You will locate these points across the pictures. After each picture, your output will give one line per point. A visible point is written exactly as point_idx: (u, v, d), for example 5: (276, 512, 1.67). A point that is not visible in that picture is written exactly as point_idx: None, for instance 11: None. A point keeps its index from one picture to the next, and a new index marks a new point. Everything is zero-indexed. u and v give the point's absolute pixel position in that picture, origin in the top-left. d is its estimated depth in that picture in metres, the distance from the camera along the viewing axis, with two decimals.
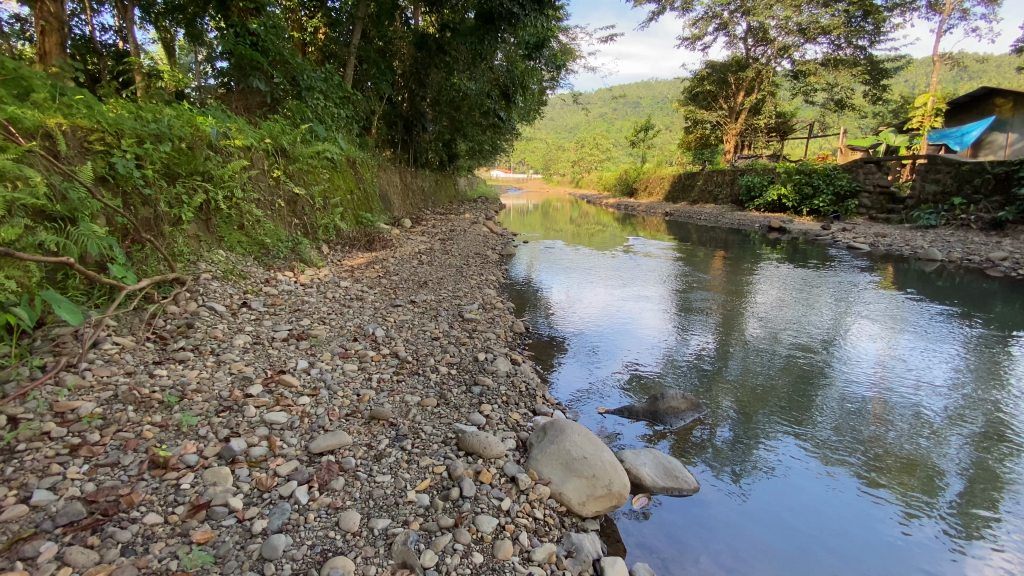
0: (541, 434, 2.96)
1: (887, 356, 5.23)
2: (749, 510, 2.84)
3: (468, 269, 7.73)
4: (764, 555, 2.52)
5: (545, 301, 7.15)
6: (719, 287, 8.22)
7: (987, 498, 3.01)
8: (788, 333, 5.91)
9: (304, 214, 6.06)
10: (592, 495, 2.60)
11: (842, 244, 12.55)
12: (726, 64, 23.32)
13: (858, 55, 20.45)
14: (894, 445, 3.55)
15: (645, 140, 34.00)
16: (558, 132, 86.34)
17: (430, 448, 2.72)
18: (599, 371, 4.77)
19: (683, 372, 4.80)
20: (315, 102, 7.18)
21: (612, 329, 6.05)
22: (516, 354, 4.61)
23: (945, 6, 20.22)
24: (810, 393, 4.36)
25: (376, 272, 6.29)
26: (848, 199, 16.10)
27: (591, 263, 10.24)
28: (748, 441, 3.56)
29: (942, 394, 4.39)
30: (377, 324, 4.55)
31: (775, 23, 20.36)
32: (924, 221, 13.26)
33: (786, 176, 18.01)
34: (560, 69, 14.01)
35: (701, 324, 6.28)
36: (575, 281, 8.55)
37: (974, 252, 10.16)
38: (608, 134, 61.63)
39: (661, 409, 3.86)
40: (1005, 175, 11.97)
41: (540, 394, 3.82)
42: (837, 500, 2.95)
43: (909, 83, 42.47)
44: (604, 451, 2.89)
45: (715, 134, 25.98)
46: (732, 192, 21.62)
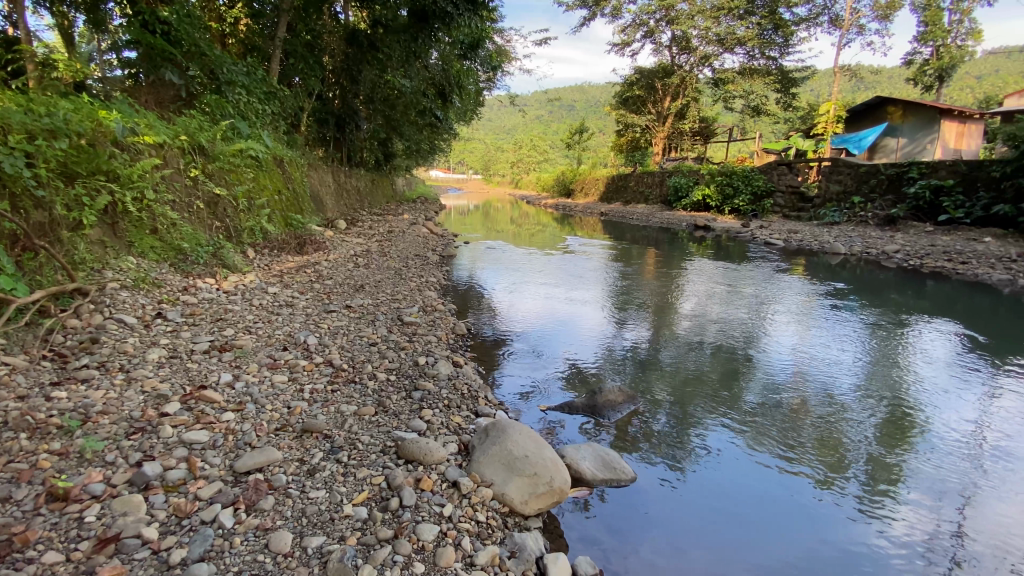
0: (483, 435, 2.94)
1: (803, 346, 5.69)
2: (684, 493, 3.00)
3: (407, 271, 7.60)
4: (697, 534, 2.67)
5: (487, 301, 7.17)
6: (653, 284, 8.62)
7: (890, 467, 3.37)
8: (714, 326, 6.31)
9: (226, 217, 5.68)
10: (534, 493, 2.62)
11: (760, 240, 13.52)
12: (653, 70, 24.29)
13: (770, 65, 22.14)
14: (811, 426, 3.89)
15: (580, 143, 34.89)
16: (495, 134, 86.79)
17: (368, 458, 2.63)
18: (542, 369, 4.85)
19: (622, 365, 5.00)
20: (236, 97, 6.79)
21: (554, 326, 6.21)
22: (457, 356, 4.56)
23: (844, 21, 22.11)
24: (737, 382, 4.67)
25: (308, 276, 6.03)
26: (764, 199, 17.38)
27: (532, 261, 10.46)
28: (682, 429, 3.77)
29: (850, 377, 4.86)
30: (309, 331, 4.34)
31: (696, 33, 21.59)
32: (830, 219, 14.52)
33: (709, 177, 19.12)
34: (497, 69, 13.84)
35: (638, 319, 6.57)
36: (517, 279, 8.71)
37: (871, 245, 11.25)
38: (544, 137, 62.79)
39: (599, 403, 3.98)
40: (896, 176, 13.36)
41: (482, 395, 3.81)
42: (761, 479, 3.18)
43: (813, 92, 46.31)
44: (545, 448, 2.90)
45: (645, 138, 27.06)
46: (661, 192, 22.69)
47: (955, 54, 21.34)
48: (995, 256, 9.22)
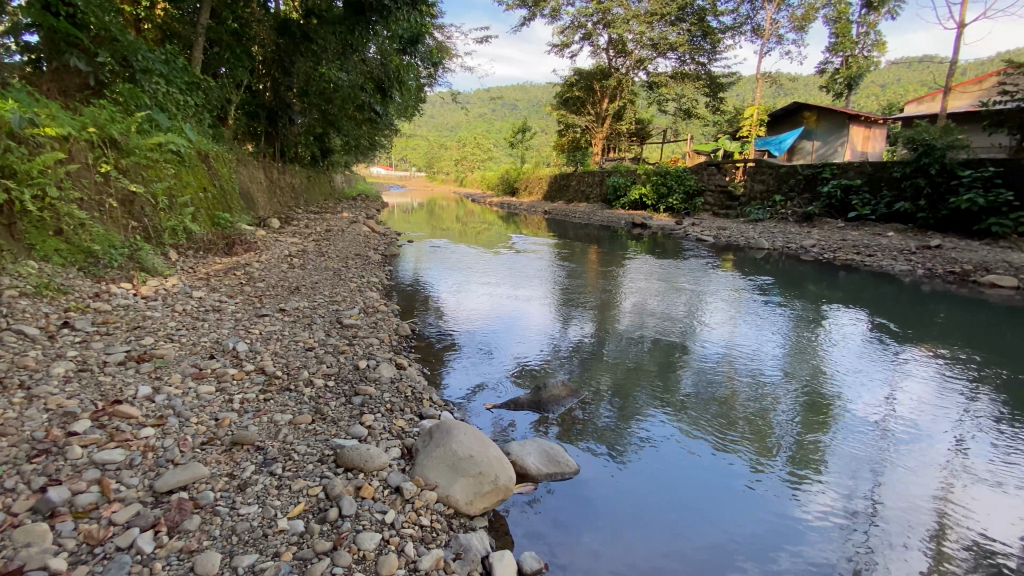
0: (427, 437, 2.90)
1: (734, 337, 6.03)
2: (626, 482, 3.11)
3: (347, 271, 7.36)
4: (639, 521, 2.77)
5: (432, 301, 7.08)
6: (595, 280, 8.84)
7: (811, 447, 3.64)
8: (652, 320, 6.56)
9: (144, 216, 5.23)
10: (479, 493, 2.61)
11: (693, 237, 14.21)
12: (592, 72, 24.92)
13: (699, 70, 23.26)
14: (742, 412, 4.13)
15: (522, 142, 35.20)
16: (437, 131, 85.78)
17: (304, 469, 2.53)
18: (490, 367, 4.85)
19: (567, 360, 5.09)
20: (154, 87, 6.31)
21: (501, 324, 6.23)
22: (400, 358, 4.48)
23: (765, 31, 23.62)
24: (674, 373, 4.88)
25: (238, 278, 5.71)
26: (696, 198, 18.27)
27: (476, 260, 10.45)
28: (625, 419, 3.90)
29: (774, 364, 5.21)
30: (239, 338, 4.11)
31: (632, 37, 22.35)
32: (755, 216, 15.49)
33: (646, 177, 19.87)
34: (438, 66, 13.63)
35: (582, 315, 6.72)
36: (462, 278, 8.68)
37: (791, 240, 12.12)
38: (487, 135, 62.81)
39: (544, 398, 4.04)
40: (812, 176, 14.46)
41: (426, 397, 3.76)
42: (697, 464, 3.35)
43: (739, 96, 49.23)
44: (490, 446, 2.90)
45: (585, 138, 27.70)
46: (601, 191, 23.32)
47: (862, 64, 23.32)
48: (896, 249, 10.19)
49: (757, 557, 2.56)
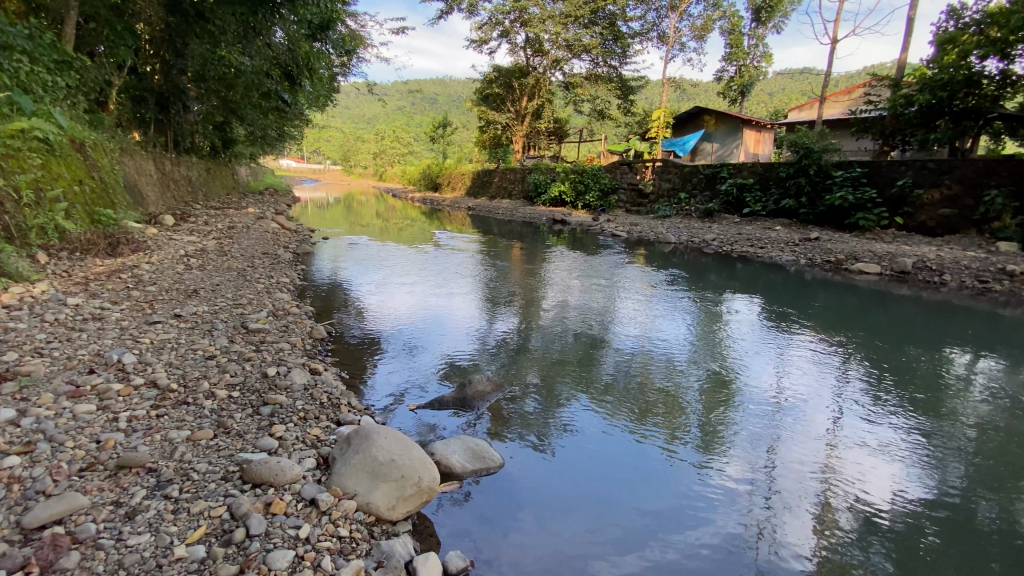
0: (345, 444, 2.78)
1: (648, 326, 6.39)
2: (552, 471, 3.20)
3: (254, 271, 6.86)
4: (563, 508, 2.86)
5: (352, 301, 6.80)
6: (519, 276, 8.95)
7: (717, 425, 3.95)
8: (573, 313, 6.78)
9: (4, 214, 4.53)
10: (401, 497, 2.56)
11: (608, 232, 14.86)
12: (510, 70, 25.14)
13: (612, 73, 24.27)
14: (657, 395, 4.40)
15: (443, 137, 34.78)
16: (352, 123, 82.35)
17: (206, 488, 2.34)
18: (415, 366, 4.76)
19: (494, 356, 5.11)
20: (13, 64, 5.45)
21: (426, 321, 6.13)
22: (315, 363, 4.26)
23: (669, 38, 25.15)
24: (595, 362, 5.08)
25: (124, 282, 5.12)
26: (610, 195, 19.10)
27: (398, 257, 10.19)
28: (551, 409, 4.01)
29: (684, 350, 5.60)
30: (126, 348, 3.70)
31: (548, 37, 22.84)
32: (663, 213, 16.49)
33: (564, 175, 20.44)
34: (352, 56, 13.08)
35: (506, 310, 6.78)
36: (383, 276, 8.42)
37: (695, 235, 13.05)
38: (405, 129, 61.34)
39: (468, 395, 4.03)
40: (711, 176, 15.64)
41: (344, 402, 3.61)
42: (618, 449, 3.52)
43: (648, 98, 52.05)
44: (412, 448, 2.84)
45: (505, 135, 27.92)
46: (523, 188, 23.67)
47: (752, 74, 25.58)
48: (783, 241, 11.30)
49: (672, 531, 2.74)
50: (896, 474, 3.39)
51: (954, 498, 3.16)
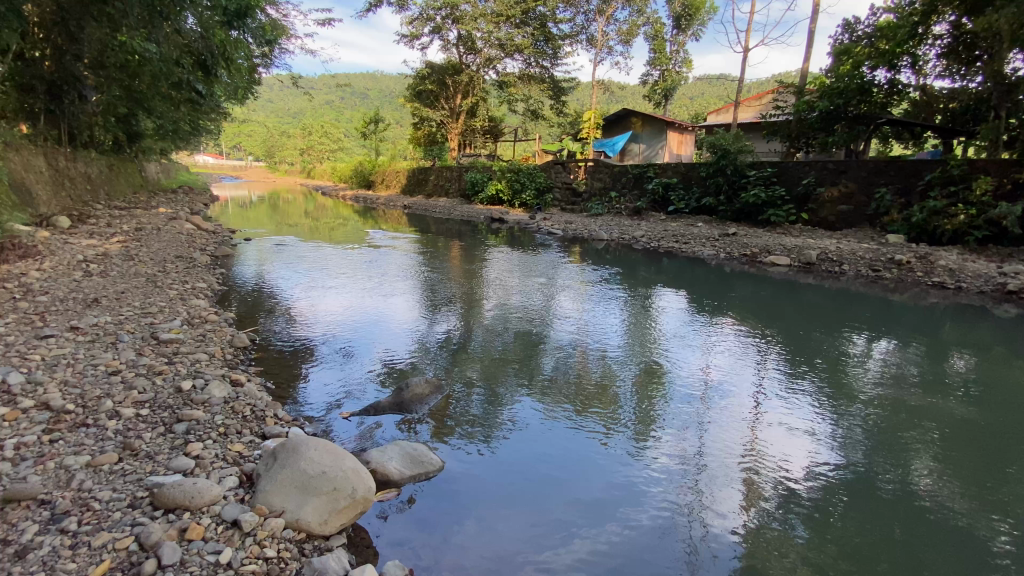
0: (271, 459, 2.63)
1: (584, 320, 6.57)
2: (495, 469, 3.21)
3: (165, 277, 6.32)
4: (507, 506, 2.87)
5: (281, 305, 6.45)
6: (457, 275, 8.88)
7: (651, 412, 4.13)
8: (513, 310, 6.83)
9: None
10: (334, 510, 2.45)
11: (544, 230, 15.10)
12: (443, 67, 24.83)
13: (544, 73, 24.62)
14: (595, 387, 4.53)
15: (375, 133, 33.76)
16: (277, 117, 78.03)
17: (110, 518, 2.13)
18: (352, 371, 4.60)
19: (433, 357, 5.03)
20: None
21: (362, 324, 5.93)
22: (236, 374, 3.99)
23: (597, 42, 25.90)
24: (535, 358, 5.15)
25: (8, 293, 4.55)
26: (545, 194, 19.40)
27: (330, 258, 9.78)
28: (493, 408, 4.01)
29: (618, 342, 5.79)
30: (10, 368, 3.28)
31: (480, 35, 22.77)
32: (596, 211, 16.98)
33: (500, 173, 20.52)
34: (274, 47, 12.36)
35: (446, 309, 6.70)
36: (315, 278, 8.06)
37: (625, 232, 13.56)
38: (335, 125, 59.03)
39: (406, 399, 3.93)
40: (638, 176, 16.30)
41: (270, 414, 3.42)
42: (559, 442, 3.57)
43: (579, 100, 53.45)
44: (345, 458, 2.72)
45: (439, 132, 27.57)
46: (459, 186, 23.50)
47: (675, 78, 26.97)
48: (705, 237, 11.99)
49: (611, 520, 2.82)
50: (808, 449, 3.69)
51: (856, 467, 3.49)
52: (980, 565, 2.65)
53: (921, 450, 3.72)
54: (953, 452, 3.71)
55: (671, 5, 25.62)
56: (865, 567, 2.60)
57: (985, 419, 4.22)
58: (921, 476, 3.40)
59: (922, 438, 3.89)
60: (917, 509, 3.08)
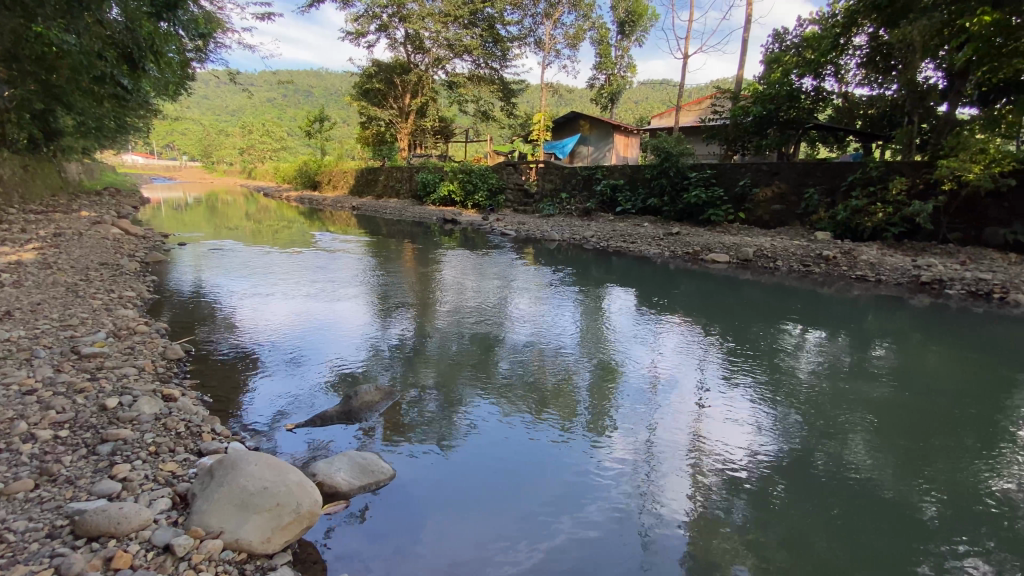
0: (208, 477, 2.50)
1: (539, 321, 6.63)
2: (452, 473, 3.19)
3: (88, 286, 5.86)
4: (464, 510, 2.86)
5: (222, 313, 6.12)
6: (409, 278, 8.75)
7: (605, 409, 4.23)
8: (468, 312, 6.80)
9: None
10: (278, 527, 2.35)
11: (497, 231, 15.13)
12: (390, 65, 24.39)
13: (493, 75, 24.66)
14: (550, 386, 4.58)
15: (320, 132, 32.70)
16: (214, 115, 74.07)
17: (25, 552, 1.97)
18: (300, 380, 4.43)
19: (386, 362, 4.92)
20: None
21: (311, 331, 5.72)
22: (170, 388, 3.76)
23: (545, 45, 26.23)
24: (491, 360, 5.15)
25: None
26: (498, 195, 19.43)
27: (275, 262, 9.39)
28: (449, 410, 3.98)
29: (572, 341, 5.89)
30: None
31: (428, 34, 22.53)
32: (547, 211, 17.18)
33: (452, 174, 20.39)
34: (208, 41, 11.72)
35: (398, 313, 6.57)
36: (259, 284, 7.70)
37: (576, 232, 13.80)
38: (278, 123, 56.77)
39: (355, 407, 3.82)
40: (588, 177, 16.63)
41: (207, 429, 3.24)
42: (515, 442, 3.59)
43: (529, 101, 53.93)
44: (289, 470, 2.61)
45: (389, 132, 27.04)
46: (410, 187, 23.15)
47: (620, 82, 27.73)
48: (652, 236, 12.38)
49: (565, 517, 2.85)
50: (752, 436, 3.88)
51: (795, 452, 3.70)
52: (905, 534, 2.88)
53: (852, 432, 3.99)
54: (880, 432, 4.02)
55: (615, 11, 26.32)
56: (805, 545, 2.76)
57: (906, 401, 4.59)
58: (852, 456, 3.65)
59: (853, 421, 4.19)
60: (849, 487, 3.30)
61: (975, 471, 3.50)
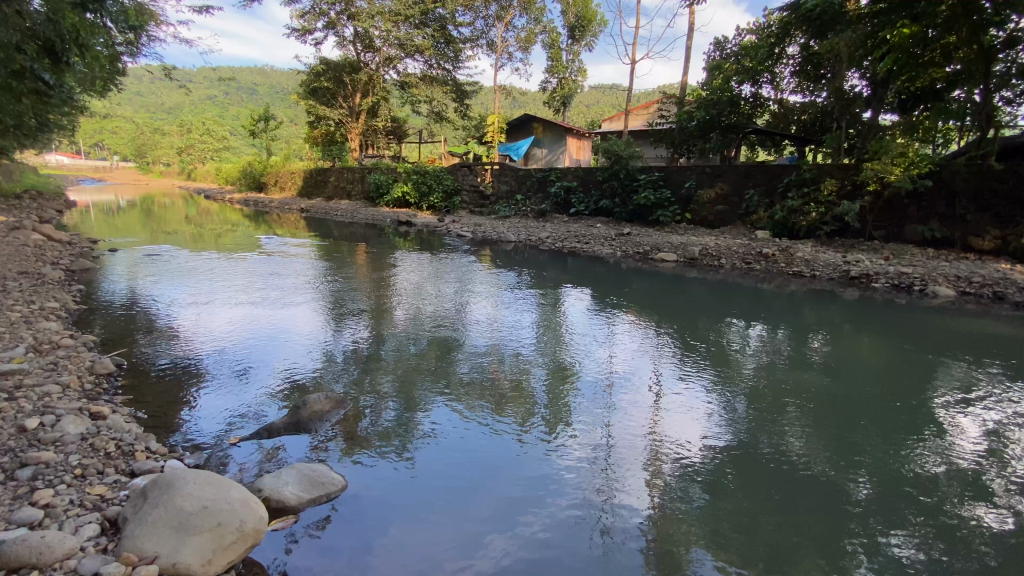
0: (140, 500, 2.36)
1: (497, 322, 6.64)
2: (412, 479, 3.14)
3: (5, 297, 5.39)
4: (423, 516, 2.83)
5: (161, 322, 5.78)
6: (364, 282, 8.55)
7: (564, 407, 4.28)
8: (426, 316, 6.72)
9: None
10: (220, 548, 2.24)
11: (453, 233, 15.05)
12: (339, 64, 23.79)
13: (446, 76, 24.50)
14: (510, 387, 4.59)
15: (266, 132, 31.46)
16: None
17: None
18: (248, 391, 4.23)
19: (339, 369, 4.78)
20: None
21: (259, 339, 5.49)
22: (99, 405, 3.52)
23: (497, 47, 26.32)
24: (450, 362, 5.11)
25: None
26: (453, 196, 19.30)
27: (220, 268, 8.96)
28: (408, 416, 3.92)
29: (530, 342, 5.93)
30: None
31: (378, 33, 22.13)
32: (503, 213, 17.23)
33: (406, 175, 20.10)
34: (140, 34, 11.05)
35: (352, 319, 6.41)
36: (202, 291, 7.32)
37: (532, 233, 13.90)
38: (221, 122, 54.22)
39: (304, 417, 3.69)
40: (542, 179, 16.80)
41: (141, 448, 3.05)
42: (475, 445, 3.58)
43: (483, 104, 53.93)
44: (231, 488, 2.49)
45: (339, 133, 26.35)
46: (363, 188, 22.64)
47: (572, 86, 28.19)
48: (605, 236, 12.64)
49: (522, 518, 2.86)
50: (703, 427, 4.04)
51: (742, 439, 3.87)
52: (842, 512, 3.07)
53: (793, 420, 4.22)
54: (818, 418, 4.27)
55: (566, 16, 26.74)
56: (752, 527, 2.90)
57: (840, 389, 4.91)
58: (793, 442, 3.86)
59: (794, 409, 4.43)
60: (791, 470, 3.49)
61: (901, 451, 3.78)
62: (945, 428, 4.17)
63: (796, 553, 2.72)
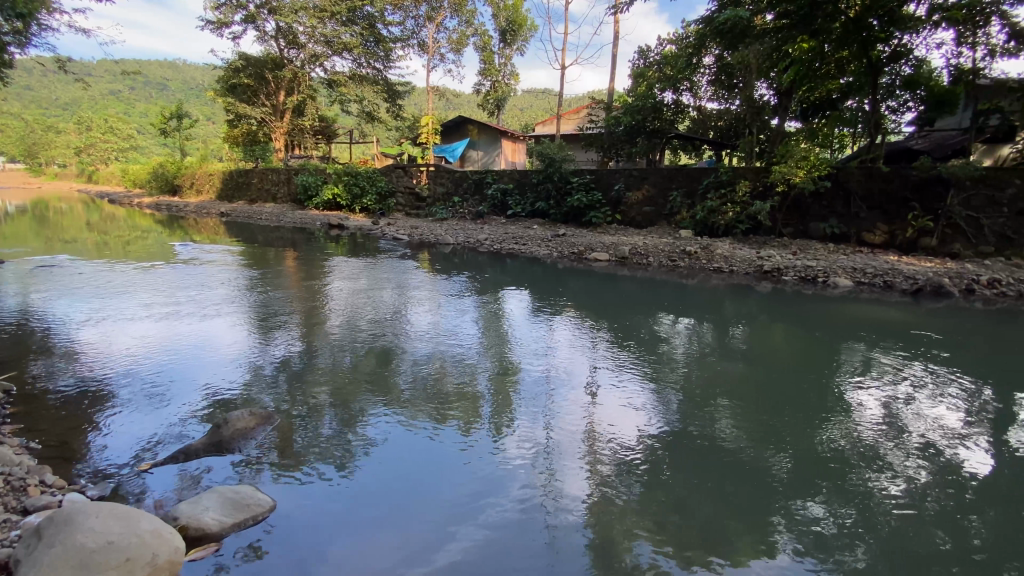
0: (33, 540, 2.14)
1: (438, 327, 6.60)
2: (352, 492, 3.07)
3: None
4: (364, 530, 2.77)
5: (61, 342, 5.24)
6: (295, 290, 8.20)
7: (506, 408, 4.34)
8: (363, 323, 6.56)
9: None
10: None
11: (388, 236, 14.73)
12: (260, 60, 22.56)
13: (376, 75, 23.88)
14: (451, 392, 4.58)
15: (180, 130, 29.27)
16: None
17: None
18: (165, 412, 3.93)
19: (268, 383, 4.55)
20: None
21: (178, 354, 5.11)
22: None
23: (429, 48, 26.05)
24: (390, 370, 5.02)
25: None
26: (387, 198, 18.86)
27: (131, 279, 8.25)
28: (347, 427, 3.81)
29: (471, 345, 5.94)
30: None
31: (302, 29, 21.20)
32: (440, 215, 17.09)
33: (336, 177, 19.42)
34: (27, 21, 9.98)
35: (281, 329, 6.11)
36: (110, 304, 6.70)
37: (469, 235, 13.89)
38: (127, 119, 49.77)
39: (225, 437, 3.48)
40: (478, 181, 16.80)
41: (34, 482, 2.77)
42: (416, 453, 3.54)
43: (416, 105, 53.14)
44: (141, 519, 2.32)
45: (262, 132, 24.99)
46: (290, 191, 21.61)
47: (505, 88, 28.43)
48: (541, 238, 12.87)
49: (460, 522, 2.87)
50: (638, 419, 4.21)
51: (675, 429, 4.07)
52: (764, 491, 3.31)
53: (721, 408, 4.49)
54: (742, 405, 4.57)
55: (497, 19, 26.92)
56: (685, 511, 3.07)
57: (761, 376, 5.28)
58: (720, 428, 4.11)
59: (721, 397, 4.72)
60: (719, 455, 3.72)
61: (815, 431, 4.11)
62: (851, 407, 4.57)
63: (724, 532, 2.90)
